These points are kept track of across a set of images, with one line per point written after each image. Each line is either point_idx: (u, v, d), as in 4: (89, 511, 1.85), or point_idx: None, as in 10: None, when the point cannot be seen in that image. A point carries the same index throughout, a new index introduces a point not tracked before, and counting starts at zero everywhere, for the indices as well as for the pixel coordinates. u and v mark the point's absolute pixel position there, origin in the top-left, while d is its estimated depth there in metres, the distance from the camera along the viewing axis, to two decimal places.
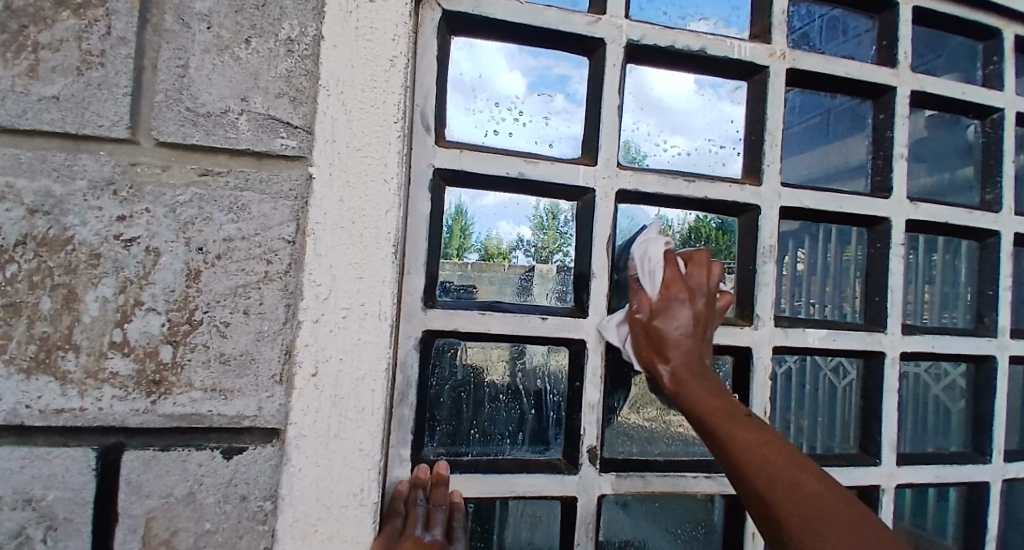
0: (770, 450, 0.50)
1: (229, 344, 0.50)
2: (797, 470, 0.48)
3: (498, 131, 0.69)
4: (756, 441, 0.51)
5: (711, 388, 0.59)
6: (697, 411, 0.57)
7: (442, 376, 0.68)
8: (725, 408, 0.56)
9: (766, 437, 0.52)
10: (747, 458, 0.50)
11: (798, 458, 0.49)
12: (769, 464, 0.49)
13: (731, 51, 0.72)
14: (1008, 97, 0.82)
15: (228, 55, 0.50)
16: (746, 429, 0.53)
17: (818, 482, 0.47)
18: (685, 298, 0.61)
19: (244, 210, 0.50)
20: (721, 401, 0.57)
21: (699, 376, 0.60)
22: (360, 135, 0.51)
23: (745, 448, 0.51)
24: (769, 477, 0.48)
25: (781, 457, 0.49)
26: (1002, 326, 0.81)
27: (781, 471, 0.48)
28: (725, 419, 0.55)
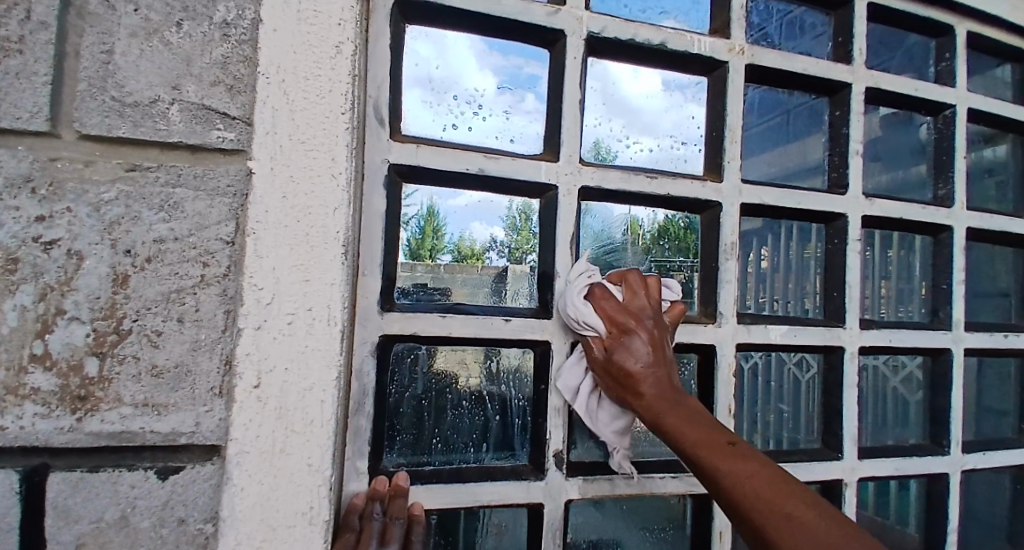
0: (760, 479, 0.45)
1: (162, 355, 0.45)
2: (791, 500, 0.43)
3: (457, 126, 0.67)
4: (743, 469, 0.46)
5: (688, 413, 0.54)
6: (677, 438, 0.52)
7: (402, 383, 0.65)
8: (708, 438, 0.50)
9: (755, 466, 0.46)
10: (737, 490, 0.45)
11: (791, 485, 0.44)
12: (762, 496, 0.44)
13: (691, 45, 0.72)
14: (959, 95, 0.85)
15: (157, 40, 0.46)
16: (735, 462, 0.47)
17: (818, 511, 0.41)
18: (633, 326, 0.58)
19: (177, 209, 0.46)
20: (699, 426, 0.52)
21: (673, 404, 0.55)
22: (304, 127, 0.48)
23: (733, 478, 0.46)
24: (763, 507, 0.43)
25: (773, 487, 0.44)
26: (956, 319, 0.84)
27: (776, 503, 0.43)
28: (710, 445, 0.50)
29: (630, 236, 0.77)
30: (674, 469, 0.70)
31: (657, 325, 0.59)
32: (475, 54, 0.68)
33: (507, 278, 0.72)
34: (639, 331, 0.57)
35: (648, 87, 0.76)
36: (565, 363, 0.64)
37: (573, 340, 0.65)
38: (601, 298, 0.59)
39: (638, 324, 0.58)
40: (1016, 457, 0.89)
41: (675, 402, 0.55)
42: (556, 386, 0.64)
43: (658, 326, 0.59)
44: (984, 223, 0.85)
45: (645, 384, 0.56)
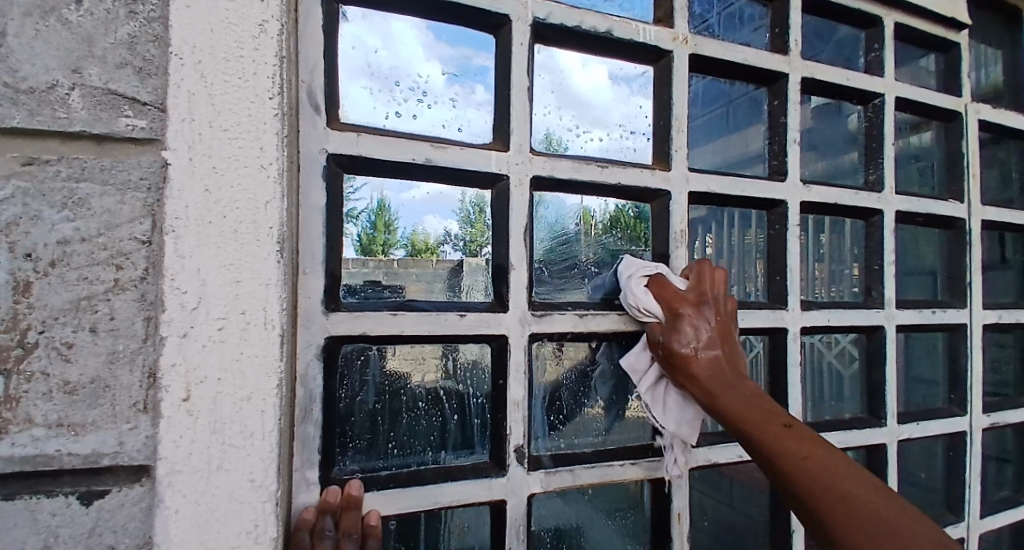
0: (816, 457, 0.51)
1: (75, 371, 0.40)
2: (846, 478, 0.49)
3: (401, 113, 0.64)
4: (804, 449, 0.52)
5: (746, 396, 0.60)
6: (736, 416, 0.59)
7: (354, 386, 0.61)
8: (766, 421, 0.56)
9: (807, 446, 0.52)
10: (796, 468, 0.51)
11: (848, 469, 0.50)
12: (819, 474, 0.50)
13: (636, 33, 0.72)
14: (888, 84, 0.89)
15: (52, 18, 0.40)
16: (791, 440, 0.53)
17: (870, 492, 0.47)
18: (692, 314, 0.64)
19: (82, 205, 0.41)
20: (758, 409, 0.58)
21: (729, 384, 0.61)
22: (226, 113, 0.43)
23: (792, 458, 0.52)
24: (817, 487, 0.49)
25: (835, 470, 0.49)
26: (888, 297, 0.88)
27: (832, 479, 0.49)
28: (768, 429, 0.56)
29: (583, 227, 0.77)
30: (633, 456, 0.71)
31: (717, 316, 0.65)
32: (416, 37, 0.65)
33: (464, 272, 0.69)
34: (700, 317, 0.64)
35: (597, 80, 0.76)
36: (522, 357, 0.63)
37: (529, 334, 0.64)
38: (663, 290, 0.65)
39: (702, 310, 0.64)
40: (945, 425, 0.95)
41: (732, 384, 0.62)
42: (515, 380, 0.63)
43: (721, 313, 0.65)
44: (910, 205, 0.91)
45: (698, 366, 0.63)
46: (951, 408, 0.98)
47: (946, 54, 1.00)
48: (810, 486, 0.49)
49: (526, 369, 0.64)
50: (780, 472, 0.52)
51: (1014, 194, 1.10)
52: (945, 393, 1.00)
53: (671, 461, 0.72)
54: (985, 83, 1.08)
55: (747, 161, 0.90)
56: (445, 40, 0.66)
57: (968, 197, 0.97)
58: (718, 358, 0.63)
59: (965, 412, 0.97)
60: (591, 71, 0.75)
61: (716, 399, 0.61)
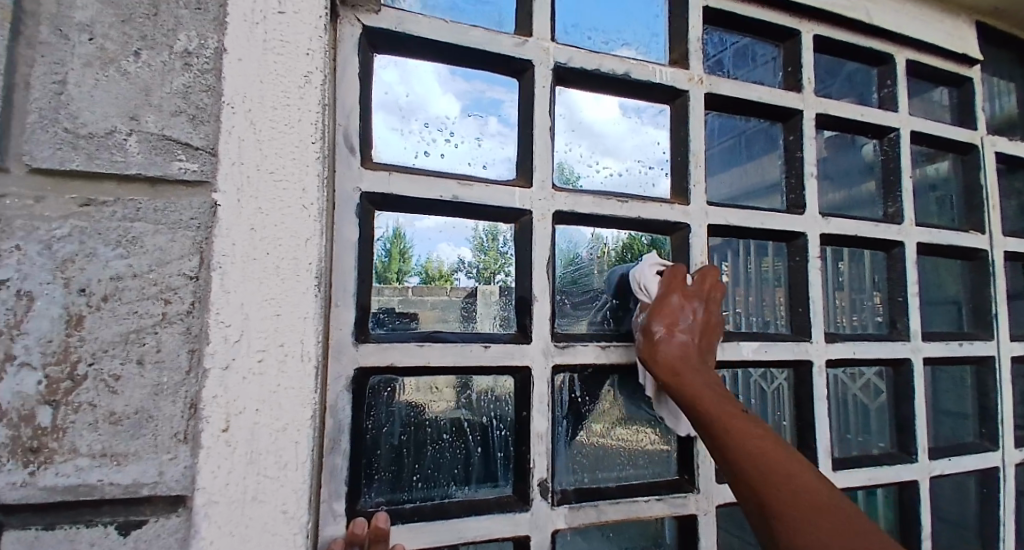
0: (767, 443, 0.50)
1: (121, 401, 0.42)
2: (795, 468, 0.47)
3: (430, 152, 0.66)
4: (757, 434, 0.51)
5: (708, 380, 0.58)
6: (698, 401, 0.56)
7: (381, 418, 0.62)
8: (722, 403, 0.55)
9: (761, 432, 0.51)
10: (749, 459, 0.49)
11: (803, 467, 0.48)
12: (770, 461, 0.48)
13: (653, 75, 0.75)
14: (901, 118, 0.91)
15: (112, 69, 0.44)
16: (745, 425, 0.52)
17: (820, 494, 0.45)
18: (682, 302, 0.64)
19: (136, 243, 0.43)
20: (718, 392, 0.56)
21: (697, 369, 0.60)
22: (272, 156, 0.46)
23: (747, 448, 0.50)
24: (769, 482, 0.47)
25: (790, 466, 0.47)
26: (913, 329, 0.88)
27: (781, 468, 0.47)
28: (728, 416, 0.53)
29: (598, 256, 0.78)
30: (657, 491, 0.70)
31: (703, 316, 0.65)
32: (438, 81, 0.68)
33: (477, 300, 0.70)
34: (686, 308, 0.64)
35: (608, 112, 0.78)
36: (545, 389, 0.64)
37: (552, 366, 0.65)
38: (670, 277, 0.65)
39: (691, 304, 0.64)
40: (978, 462, 0.92)
41: (698, 369, 0.60)
42: (539, 412, 0.63)
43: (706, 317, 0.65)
44: (931, 237, 0.91)
45: (673, 345, 0.61)
46: (982, 442, 0.95)
47: (960, 88, 1.01)
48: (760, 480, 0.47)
49: (550, 401, 0.64)
50: (729, 455, 0.51)
51: None
52: (976, 427, 0.97)
53: (697, 498, 0.71)
54: (1000, 114, 1.09)
55: (762, 190, 0.90)
56: (461, 76, 0.69)
57: (989, 228, 0.97)
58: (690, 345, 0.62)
59: (997, 447, 0.94)
60: (604, 105, 0.78)
61: (680, 381, 0.58)
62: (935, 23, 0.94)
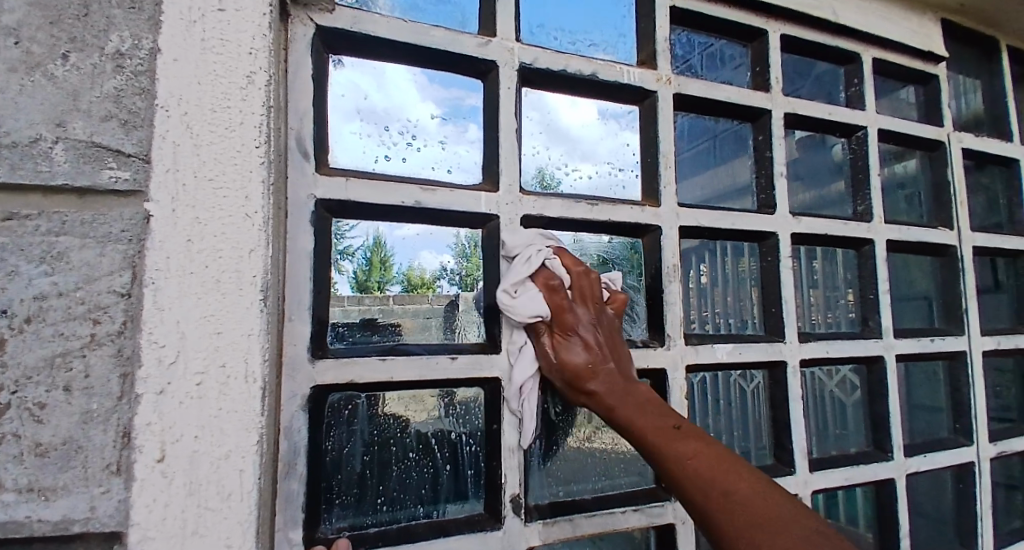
0: (701, 459, 0.49)
1: (47, 431, 0.39)
2: (734, 481, 0.47)
3: (390, 157, 0.64)
4: (692, 451, 0.50)
5: (640, 401, 0.57)
6: (631, 429, 0.56)
7: (342, 437, 0.59)
8: (658, 427, 0.54)
9: (696, 447, 0.51)
10: (686, 474, 0.49)
11: (726, 458, 0.49)
12: (708, 478, 0.47)
13: (621, 75, 0.73)
14: (869, 117, 0.92)
15: (38, 74, 0.41)
16: (682, 446, 0.51)
17: (749, 481, 0.46)
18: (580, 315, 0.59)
19: (61, 259, 0.40)
20: (651, 414, 0.56)
21: (628, 393, 0.58)
22: (211, 162, 0.43)
23: (677, 459, 0.50)
24: (705, 490, 0.47)
25: (718, 461, 0.49)
26: (885, 327, 0.88)
27: (718, 483, 0.47)
28: (660, 431, 0.54)
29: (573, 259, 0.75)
30: (635, 502, 0.68)
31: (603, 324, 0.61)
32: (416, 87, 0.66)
33: (459, 308, 0.67)
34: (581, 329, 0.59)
35: (584, 117, 0.77)
36: (515, 400, 0.62)
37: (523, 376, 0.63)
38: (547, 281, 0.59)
39: (579, 318, 0.59)
40: (952, 457, 0.92)
41: (627, 392, 0.59)
42: (509, 424, 0.61)
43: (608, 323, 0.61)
44: (900, 234, 0.91)
45: (594, 378, 0.59)
46: (957, 438, 0.96)
47: (926, 86, 1.02)
48: (698, 490, 0.47)
49: (520, 413, 0.62)
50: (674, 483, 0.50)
51: (1003, 217, 1.10)
52: (950, 423, 0.98)
53: (675, 508, 0.69)
54: (966, 110, 1.11)
55: (734, 192, 0.90)
56: (438, 83, 0.67)
57: (957, 224, 0.98)
58: (609, 368, 0.59)
59: (972, 442, 0.95)
60: (580, 109, 0.76)
61: (618, 409, 0.58)
62: (900, 22, 0.95)
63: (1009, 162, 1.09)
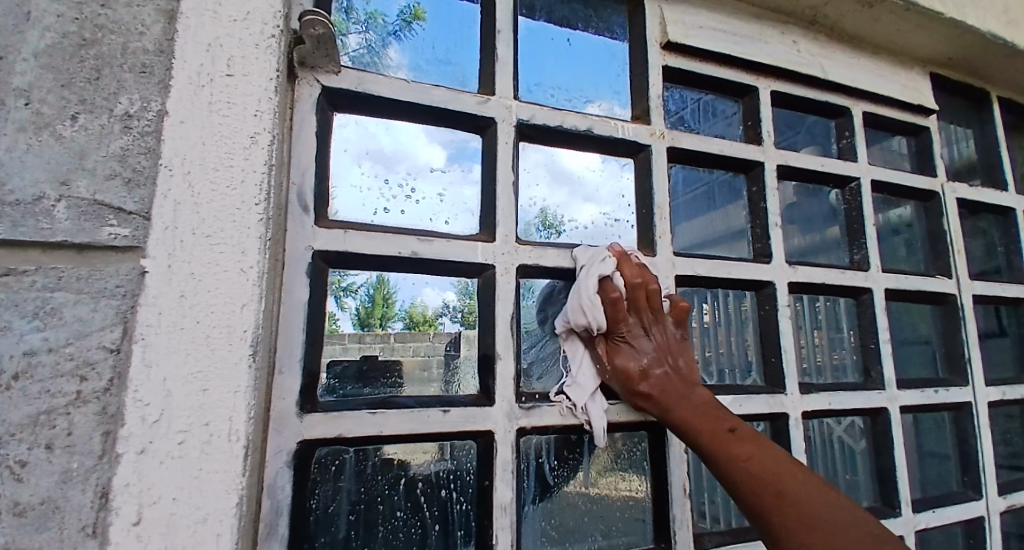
0: (758, 462, 0.53)
1: (28, 490, 0.38)
2: (789, 482, 0.51)
3: (389, 209, 0.65)
4: (748, 453, 0.54)
5: (696, 403, 0.60)
6: (686, 427, 0.59)
7: (328, 494, 0.57)
8: (713, 427, 0.57)
9: (753, 450, 0.54)
10: (744, 474, 0.53)
11: (781, 461, 0.53)
12: (765, 480, 0.52)
13: (615, 130, 0.75)
14: (861, 168, 0.93)
15: (46, 133, 0.42)
16: (739, 447, 0.55)
17: (805, 485, 0.51)
18: (634, 332, 0.62)
19: (53, 315, 0.40)
20: (707, 414, 0.59)
21: (684, 396, 0.61)
22: (210, 219, 0.44)
23: (737, 461, 0.54)
24: (763, 492, 0.51)
25: (776, 464, 0.53)
26: (888, 377, 0.87)
27: (775, 484, 0.51)
28: (716, 434, 0.56)
29: None
30: None
31: (657, 336, 0.63)
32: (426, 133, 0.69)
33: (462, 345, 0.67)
34: (636, 337, 0.62)
35: (585, 161, 0.78)
36: (509, 454, 0.60)
37: (516, 429, 0.61)
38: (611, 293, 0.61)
39: (634, 324, 0.62)
40: (963, 513, 0.89)
41: (683, 397, 0.61)
42: (502, 481, 0.60)
43: (661, 337, 0.63)
44: (898, 282, 0.91)
45: (648, 385, 0.61)
46: (966, 492, 0.92)
47: (917, 137, 1.05)
48: (756, 490, 0.52)
49: (514, 468, 0.61)
50: (731, 479, 0.54)
51: (1001, 264, 1.10)
52: (958, 476, 0.95)
53: None
54: (958, 158, 1.13)
55: (730, 236, 0.89)
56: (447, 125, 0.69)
57: (954, 272, 0.98)
58: (663, 376, 0.61)
59: (981, 496, 0.91)
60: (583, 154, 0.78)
61: (672, 413, 0.60)
62: (888, 77, 0.98)
63: (1004, 211, 1.10)
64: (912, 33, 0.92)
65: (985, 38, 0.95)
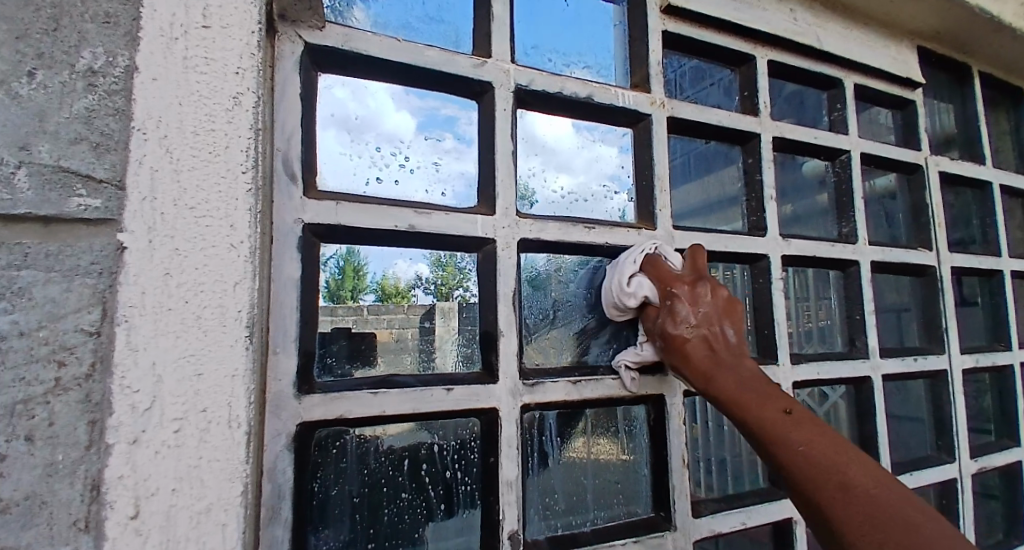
0: (816, 447, 0.49)
1: (6, 487, 0.34)
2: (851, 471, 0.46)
3: (381, 179, 0.62)
4: (805, 440, 0.49)
5: (744, 378, 0.57)
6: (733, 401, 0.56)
7: (329, 478, 0.56)
8: (762, 404, 0.54)
9: (811, 435, 0.50)
10: (793, 456, 0.49)
11: (844, 451, 0.48)
12: (821, 468, 0.47)
13: (615, 98, 0.73)
14: (852, 141, 0.94)
15: (1, 91, 0.37)
16: (794, 429, 0.50)
17: (872, 477, 0.46)
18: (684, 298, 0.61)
19: (22, 296, 0.36)
20: (759, 396, 0.55)
21: (730, 369, 0.58)
22: (192, 189, 0.40)
23: (794, 448, 0.49)
24: (820, 480, 0.47)
25: (836, 457, 0.47)
26: (872, 347, 0.90)
27: (833, 472, 0.47)
28: (768, 417, 0.52)
29: (554, 263, 0.72)
30: (635, 534, 0.66)
31: (713, 305, 0.61)
32: (391, 98, 0.64)
33: (436, 318, 0.65)
34: (697, 295, 0.61)
35: (561, 128, 0.75)
36: (514, 431, 0.60)
37: (520, 407, 0.60)
38: (658, 269, 0.64)
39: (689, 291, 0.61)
40: (937, 474, 0.94)
41: (729, 369, 0.58)
42: (507, 458, 0.59)
43: (718, 305, 0.61)
44: (884, 255, 0.93)
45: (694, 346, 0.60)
46: (939, 454, 0.97)
47: (904, 110, 1.06)
48: (811, 478, 0.47)
49: (519, 445, 0.60)
50: (779, 461, 0.50)
51: (976, 236, 1.14)
52: (932, 440, 1.00)
53: (674, 536, 0.68)
54: (938, 130, 1.16)
55: (725, 202, 0.90)
56: (415, 92, 0.65)
57: (935, 244, 1.01)
58: (715, 341, 0.60)
59: (954, 459, 0.97)
60: (557, 122, 0.74)
61: (716, 383, 0.58)
62: (878, 49, 0.98)
63: (980, 185, 1.13)
64: (907, 4, 0.92)
65: (970, 13, 0.95)
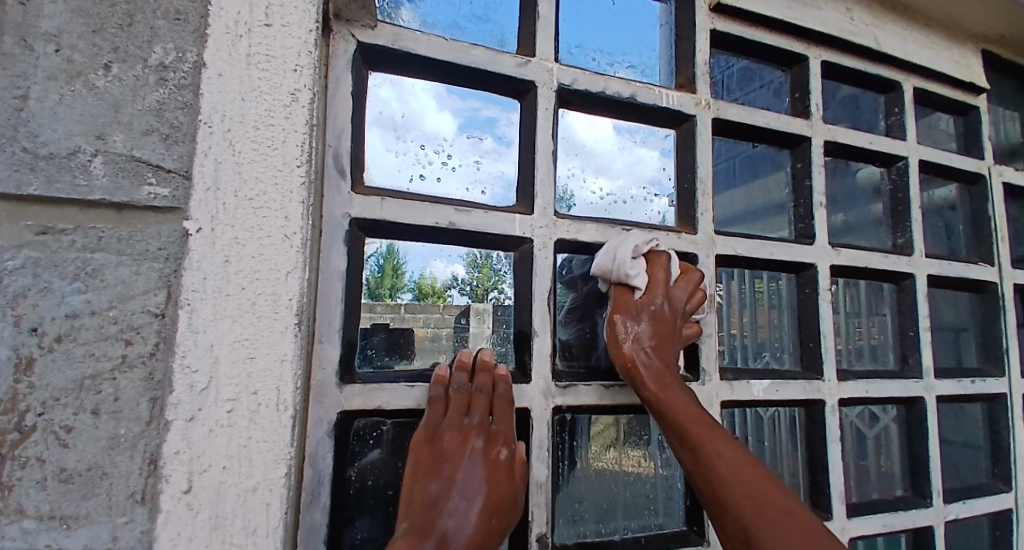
0: (745, 468, 0.51)
1: (73, 457, 0.37)
2: (772, 495, 0.49)
3: (424, 176, 0.63)
4: (735, 459, 0.52)
5: (689, 398, 0.58)
6: (671, 413, 0.57)
7: (366, 468, 0.57)
8: (703, 421, 0.56)
9: (744, 457, 0.53)
10: (722, 471, 0.52)
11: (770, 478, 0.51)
12: (746, 486, 0.50)
13: (659, 99, 0.72)
14: (910, 147, 0.89)
15: (79, 83, 0.40)
16: (727, 448, 0.53)
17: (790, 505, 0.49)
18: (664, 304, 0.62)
19: (95, 277, 0.38)
20: (698, 414, 0.57)
21: (678, 386, 0.59)
22: (252, 181, 0.41)
23: (721, 465, 0.52)
24: (745, 495, 0.49)
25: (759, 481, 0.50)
26: (926, 366, 0.85)
27: (756, 492, 0.50)
28: (705, 431, 0.55)
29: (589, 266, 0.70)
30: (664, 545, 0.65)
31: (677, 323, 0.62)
32: (436, 99, 0.65)
33: (471, 319, 0.66)
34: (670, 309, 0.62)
35: (601, 131, 0.75)
36: (546, 432, 0.60)
37: (553, 407, 0.60)
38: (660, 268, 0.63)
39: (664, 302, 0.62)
40: (991, 504, 0.88)
41: (679, 386, 0.59)
42: (539, 459, 0.59)
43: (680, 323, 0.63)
44: (942, 269, 0.89)
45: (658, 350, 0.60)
46: (994, 483, 0.92)
47: (965, 116, 1.00)
48: (736, 494, 0.50)
49: (550, 447, 0.60)
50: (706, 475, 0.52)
51: None
52: (986, 466, 0.94)
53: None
54: (1004, 139, 1.08)
55: (771, 210, 0.88)
56: (459, 92, 0.66)
57: (997, 259, 0.95)
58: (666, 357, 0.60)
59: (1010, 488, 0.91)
60: (598, 124, 0.74)
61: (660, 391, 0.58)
62: (939, 51, 0.93)
63: None
64: (973, 5, 0.87)
65: None
